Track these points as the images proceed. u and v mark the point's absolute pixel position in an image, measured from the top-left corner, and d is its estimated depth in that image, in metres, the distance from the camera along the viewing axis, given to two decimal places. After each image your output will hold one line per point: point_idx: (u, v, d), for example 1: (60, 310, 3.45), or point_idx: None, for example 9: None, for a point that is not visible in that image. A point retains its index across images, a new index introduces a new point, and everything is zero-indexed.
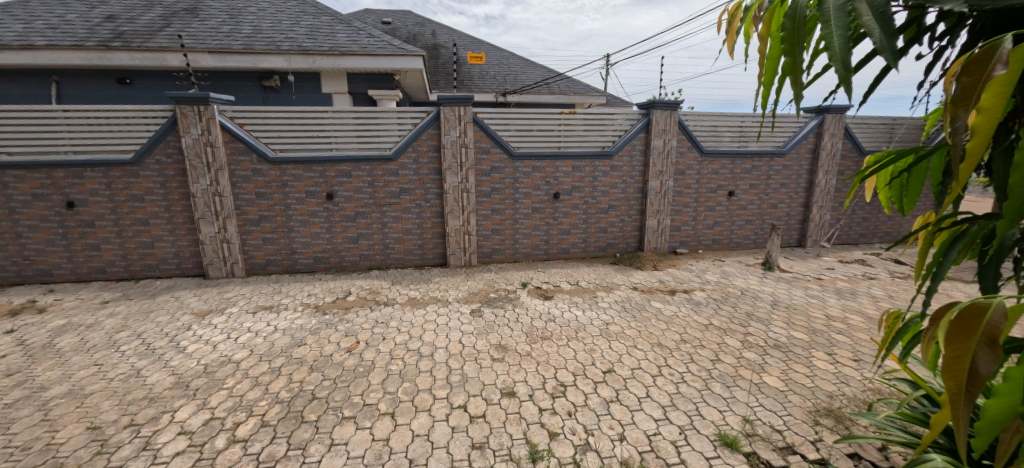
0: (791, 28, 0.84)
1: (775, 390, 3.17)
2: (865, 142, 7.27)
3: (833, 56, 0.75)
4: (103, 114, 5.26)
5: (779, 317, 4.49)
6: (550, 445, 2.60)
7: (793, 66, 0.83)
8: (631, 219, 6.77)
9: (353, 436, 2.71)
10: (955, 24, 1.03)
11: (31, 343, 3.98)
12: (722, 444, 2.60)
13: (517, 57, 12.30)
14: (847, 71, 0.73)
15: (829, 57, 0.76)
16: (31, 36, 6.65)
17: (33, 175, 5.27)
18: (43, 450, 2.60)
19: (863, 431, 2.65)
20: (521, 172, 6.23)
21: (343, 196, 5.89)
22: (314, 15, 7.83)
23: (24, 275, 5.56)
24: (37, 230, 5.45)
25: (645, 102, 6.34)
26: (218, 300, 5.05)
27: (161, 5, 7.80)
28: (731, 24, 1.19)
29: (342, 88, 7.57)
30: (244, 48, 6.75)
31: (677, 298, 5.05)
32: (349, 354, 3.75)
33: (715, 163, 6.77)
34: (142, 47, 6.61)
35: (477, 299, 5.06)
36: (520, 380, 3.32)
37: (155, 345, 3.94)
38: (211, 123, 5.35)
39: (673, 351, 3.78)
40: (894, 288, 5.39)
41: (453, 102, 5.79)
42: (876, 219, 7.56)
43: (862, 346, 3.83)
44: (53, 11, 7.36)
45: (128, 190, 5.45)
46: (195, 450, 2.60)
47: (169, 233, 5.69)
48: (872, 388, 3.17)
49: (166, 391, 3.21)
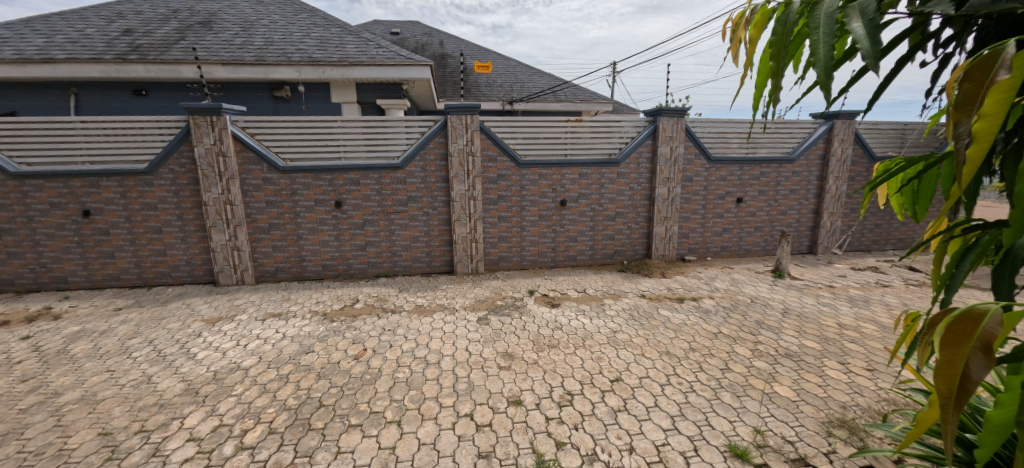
0: (781, 36, 0.86)
1: (786, 400, 3.11)
2: (877, 147, 7.20)
3: (818, 66, 0.76)
4: (119, 125, 5.39)
5: (789, 325, 4.43)
6: (556, 455, 2.57)
7: (778, 71, 0.85)
8: (638, 226, 6.74)
9: (358, 444, 2.71)
10: (962, 29, 1.01)
11: (45, 350, 4.05)
12: (732, 455, 2.55)
13: (523, 66, 12.43)
14: (830, 82, 0.75)
15: (814, 66, 0.77)
16: (51, 50, 6.86)
17: (51, 184, 5.39)
18: (55, 455, 2.64)
19: (878, 443, 2.58)
20: (527, 179, 6.25)
21: (351, 204, 5.95)
22: (324, 26, 7.97)
23: (40, 282, 5.67)
24: (53, 238, 5.57)
25: (652, 109, 6.35)
26: (228, 307, 5.11)
27: (176, 19, 8.01)
28: (734, 32, 1.17)
29: (351, 97, 7.68)
30: (256, 59, 6.90)
31: (686, 306, 5.01)
32: (357, 361, 3.76)
33: (723, 170, 6.72)
34: (158, 60, 6.77)
35: (484, 307, 5.06)
36: (526, 388, 3.29)
37: (166, 352, 3.99)
38: (223, 133, 5.45)
39: (681, 360, 3.73)
40: (908, 297, 5.28)
41: (461, 110, 5.82)
42: (888, 225, 7.45)
43: (876, 355, 3.75)
44: (73, 26, 7.60)
45: (142, 199, 5.56)
46: (203, 457, 2.61)
47: (181, 240, 5.78)
48: (886, 399, 3.09)
49: (176, 398, 3.23)
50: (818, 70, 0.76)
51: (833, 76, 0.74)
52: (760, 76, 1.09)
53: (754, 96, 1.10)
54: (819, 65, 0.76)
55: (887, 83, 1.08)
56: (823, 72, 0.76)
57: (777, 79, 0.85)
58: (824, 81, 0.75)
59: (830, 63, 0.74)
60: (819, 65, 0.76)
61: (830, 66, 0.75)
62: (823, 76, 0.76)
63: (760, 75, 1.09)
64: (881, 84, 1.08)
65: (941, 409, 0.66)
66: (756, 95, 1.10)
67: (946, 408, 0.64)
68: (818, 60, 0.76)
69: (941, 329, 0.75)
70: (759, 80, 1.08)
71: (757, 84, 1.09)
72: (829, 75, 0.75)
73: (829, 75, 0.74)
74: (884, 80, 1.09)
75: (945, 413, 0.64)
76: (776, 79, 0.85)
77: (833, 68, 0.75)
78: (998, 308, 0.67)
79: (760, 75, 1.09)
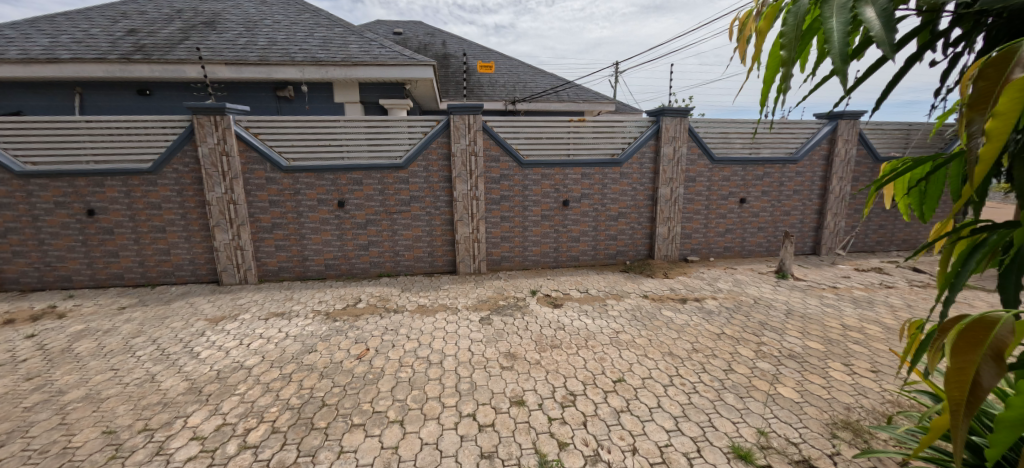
0: (793, 26, 0.85)
1: (789, 401, 3.10)
2: (881, 147, 7.16)
3: (833, 56, 0.75)
4: (123, 124, 5.41)
5: (793, 326, 4.42)
6: (559, 456, 2.56)
7: (788, 63, 0.84)
8: (641, 226, 6.72)
9: (361, 443, 2.71)
10: (971, 30, 1.01)
11: (50, 348, 4.07)
12: (736, 457, 2.54)
13: (526, 66, 12.43)
14: (845, 72, 0.74)
15: (828, 55, 0.76)
16: (56, 50, 6.90)
17: (55, 184, 5.41)
18: (60, 453, 2.65)
19: (882, 445, 2.56)
20: (530, 180, 6.24)
21: (354, 204, 5.95)
22: (327, 26, 7.99)
23: (45, 281, 5.71)
24: (58, 237, 5.60)
25: (655, 109, 6.34)
26: (231, 306, 5.12)
27: (180, 19, 8.05)
28: (741, 31, 1.17)
29: (354, 97, 7.68)
30: (259, 59, 6.92)
31: (688, 307, 4.99)
32: (359, 361, 3.77)
33: (727, 170, 6.70)
34: (162, 60, 6.80)
35: (487, 307, 5.06)
36: (529, 389, 3.29)
37: (169, 351, 4.00)
38: (226, 132, 5.46)
39: (684, 360, 3.72)
40: (913, 298, 5.25)
41: (464, 110, 5.81)
42: (892, 226, 7.42)
43: (881, 357, 3.73)
44: (78, 26, 7.64)
45: (146, 198, 5.59)
46: (206, 455, 2.62)
47: (184, 240, 5.80)
48: (890, 400, 3.08)
49: (179, 396, 3.25)
50: (833, 59, 0.74)
51: (848, 65, 0.73)
52: (768, 72, 1.08)
53: (762, 91, 1.09)
54: (834, 54, 0.74)
55: (896, 82, 1.06)
56: (837, 62, 0.74)
57: (789, 70, 0.83)
58: (839, 71, 0.74)
59: (845, 53, 0.73)
60: (834, 55, 0.74)
61: (845, 54, 0.74)
62: (839, 66, 0.74)
63: (769, 72, 1.08)
64: (890, 83, 1.07)
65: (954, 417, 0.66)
66: (764, 91, 1.10)
67: (957, 415, 0.64)
68: (833, 49, 0.75)
69: (954, 335, 0.74)
70: (767, 75, 1.08)
71: (765, 81, 1.08)
72: (844, 64, 0.73)
73: (843, 64, 0.73)
74: (892, 80, 1.08)
75: (956, 420, 0.64)
76: (788, 70, 0.84)
77: (848, 59, 0.74)
78: (1013, 315, 0.66)
79: (769, 71, 1.08)
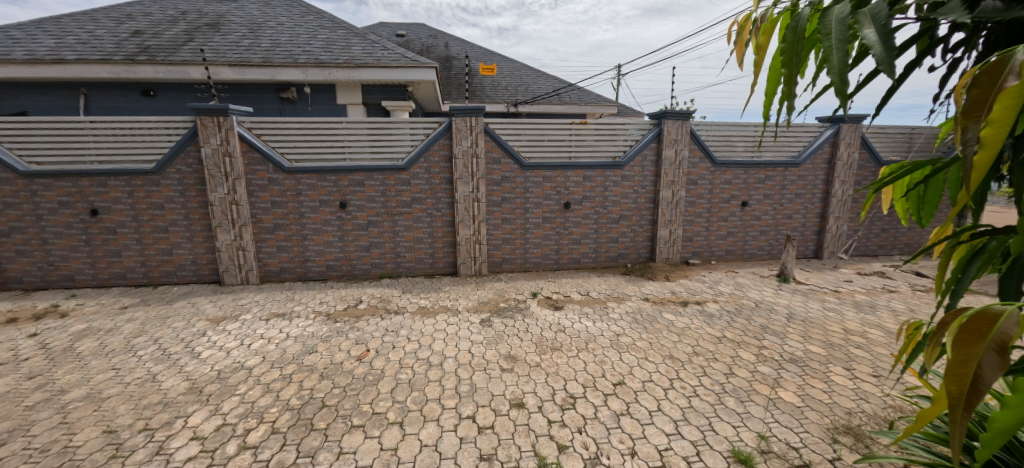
0: (793, 41, 0.86)
1: (790, 406, 3.08)
2: (884, 151, 7.15)
3: (831, 70, 0.76)
4: (127, 125, 5.45)
5: (795, 330, 4.38)
6: (558, 459, 2.55)
7: (789, 77, 0.84)
8: (642, 229, 6.72)
9: (361, 444, 2.71)
10: (969, 35, 1.00)
11: (53, 347, 4.09)
12: (736, 460, 2.53)
13: (528, 68, 12.46)
14: (844, 84, 0.74)
15: (826, 70, 0.76)
16: (63, 51, 6.96)
17: (59, 184, 5.44)
18: (60, 452, 2.65)
19: (884, 450, 2.55)
20: (531, 182, 6.24)
21: (355, 205, 5.97)
22: (331, 28, 8.03)
23: (48, 280, 5.73)
24: (62, 236, 5.62)
25: (657, 112, 6.34)
26: (233, 307, 5.14)
27: (185, 21, 8.09)
28: (740, 36, 1.16)
29: (356, 99, 7.71)
30: (262, 61, 6.97)
31: (689, 310, 4.97)
32: (360, 362, 3.76)
33: (728, 173, 6.70)
34: (166, 61, 6.86)
35: (487, 309, 5.05)
36: (528, 391, 3.28)
37: (171, 350, 4.01)
38: (230, 133, 5.49)
39: (684, 364, 3.71)
40: (915, 302, 5.22)
41: (465, 112, 5.82)
42: (895, 230, 7.38)
43: (882, 361, 3.71)
44: (84, 27, 7.70)
45: (149, 198, 5.61)
46: (206, 455, 2.62)
47: (187, 240, 5.82)
48: (893, 405, 3.06)
49: (180, 396, 3.25)
50: (832, 75, 0.75)
51: (847, 80, 0.74)
52: (769, 84, 1.09)
53: (764, 102, 1.10)
54: (832, 69, 0.75)
55: (894, 89, 1.07)
56: (836, 75, 0.75)
57: (790, 86, 0.84)
58: (838, 84, 0.74)
59: (844, 68, 0.74)
60: (833, 70, 0.75)
61: (845, 70, 0.74)
62: (838, 78, 0.75)
63: (768, 81, 1.10)
64: (889, 90, 1.07)
65: (951, 406, 0.65)
66: (765, 101, 1.11)
67: (956, 404, 0.64)
68: (832, 65, 0.76)
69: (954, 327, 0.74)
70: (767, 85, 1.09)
71: (765, 90, 1.10)
72: (842, 79, 0.74)
73: (843, 79, 0.74)
74: (891, 87, 1.08)
75: (954, 408, 0.63)
76: (789, 85, 0.84)
77: (847, 70, 0.74)
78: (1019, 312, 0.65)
79: (770, 79, 1.09)
